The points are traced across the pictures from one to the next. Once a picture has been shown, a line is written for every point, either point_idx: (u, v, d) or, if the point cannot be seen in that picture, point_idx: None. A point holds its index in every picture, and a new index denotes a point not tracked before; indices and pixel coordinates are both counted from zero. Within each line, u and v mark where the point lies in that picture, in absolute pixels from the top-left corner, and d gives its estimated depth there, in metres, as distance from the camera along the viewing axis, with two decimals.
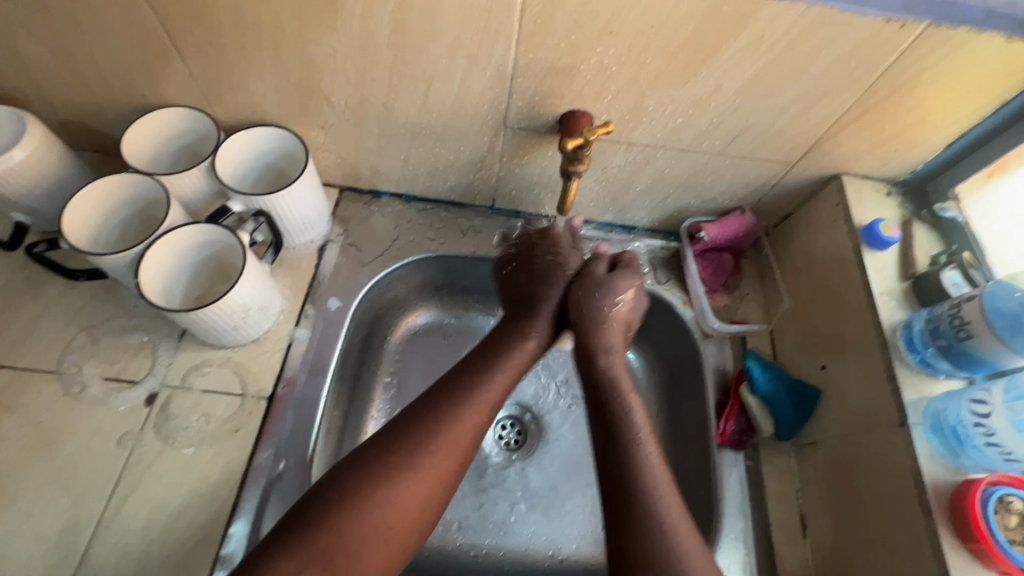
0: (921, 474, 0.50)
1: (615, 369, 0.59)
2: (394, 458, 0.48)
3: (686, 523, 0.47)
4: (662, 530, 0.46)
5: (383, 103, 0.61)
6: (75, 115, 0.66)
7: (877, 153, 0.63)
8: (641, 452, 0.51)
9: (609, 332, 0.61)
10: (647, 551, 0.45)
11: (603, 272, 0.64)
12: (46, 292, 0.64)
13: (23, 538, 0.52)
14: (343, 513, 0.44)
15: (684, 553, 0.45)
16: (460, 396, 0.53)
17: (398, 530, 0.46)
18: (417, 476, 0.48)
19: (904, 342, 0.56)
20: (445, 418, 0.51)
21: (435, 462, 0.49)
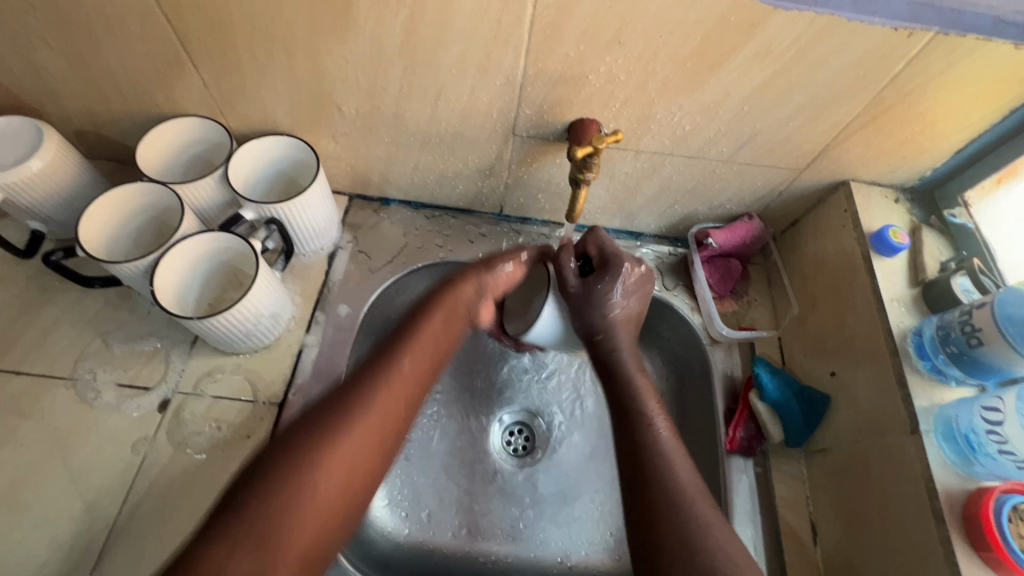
0: (933, 481, 0.50)
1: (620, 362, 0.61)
2: (320, 432, 0.49)
3: (723, 524, 0.48)
4: (697, 529, 0.47)
5: (393, 112, 0.62)
6: (90, 125, 0.67)
7: (886, 159, 0.63)
8: (670, 460, 0.52)
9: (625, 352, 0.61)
10: (683, 552, 0.46)
11: (578, 285, 0.62)
12: (61, 299, 0.65)
13: (39, 543, 0.53)
14: (270, 488, 0.44)
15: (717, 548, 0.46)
16: (377, 374, 0.54)
17: (321, 508, 0.46)
18: (335, 454, 0.48)
19: (915, 348, 0.56)
20: (363, 396, 0.52)
21: (353, 438, 0.49)
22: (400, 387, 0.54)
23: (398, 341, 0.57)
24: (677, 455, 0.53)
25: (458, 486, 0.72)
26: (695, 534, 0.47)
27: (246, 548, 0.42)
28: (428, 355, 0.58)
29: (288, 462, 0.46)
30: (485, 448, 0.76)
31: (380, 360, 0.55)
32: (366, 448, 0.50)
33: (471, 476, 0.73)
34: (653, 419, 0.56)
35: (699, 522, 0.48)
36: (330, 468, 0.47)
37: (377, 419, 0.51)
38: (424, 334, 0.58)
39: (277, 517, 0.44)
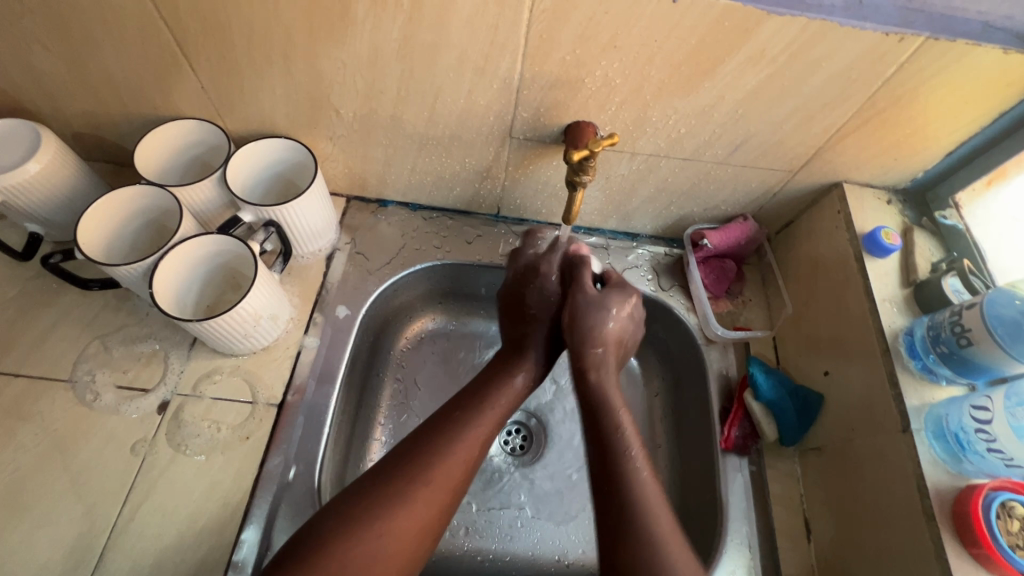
0: (924, 479, 0.50)
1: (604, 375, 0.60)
2: (415, 461, 0.51)
3: (667, 516, 0.49)
4: (645, 516, 0.49)
5: (391, 115, 0.62)
6: (88, 127, 0.67)
7: (878, 161, 0.64)
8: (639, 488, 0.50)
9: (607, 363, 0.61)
10: (638, 539, 0.47)
11: (596, 292, 0.63)
12: (59, 302, 0.65)
13: (40, 544, 0.53)
14: (365, 526, 0.46)
15: (668, 546, 0.47)
16: (465, 419, 0.55)
17: (399, 555, 0.47)
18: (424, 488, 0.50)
19: (906, 348, 0.57)
20: (462, 429, 0.54)
21: (445, 473, 0.51)
22: (483, 434, 0.55)
23: (481, 394, 0.59)
24: (639, 450, 0.54)
25: None
26: (644, 519, 0.48)
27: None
28: (506, 403, 0.59)
29: (384, 504, 0.48)
30: None
31: (465, 410, 0.56)
32: (450, 489, 0.51)
33: None
34: (619, 419, 0.56)
35: (652, 510, 0.49)
36: (414, 512, 0.48)
37: (467, 458, 0.53)
38: (506, 389, 0.60)
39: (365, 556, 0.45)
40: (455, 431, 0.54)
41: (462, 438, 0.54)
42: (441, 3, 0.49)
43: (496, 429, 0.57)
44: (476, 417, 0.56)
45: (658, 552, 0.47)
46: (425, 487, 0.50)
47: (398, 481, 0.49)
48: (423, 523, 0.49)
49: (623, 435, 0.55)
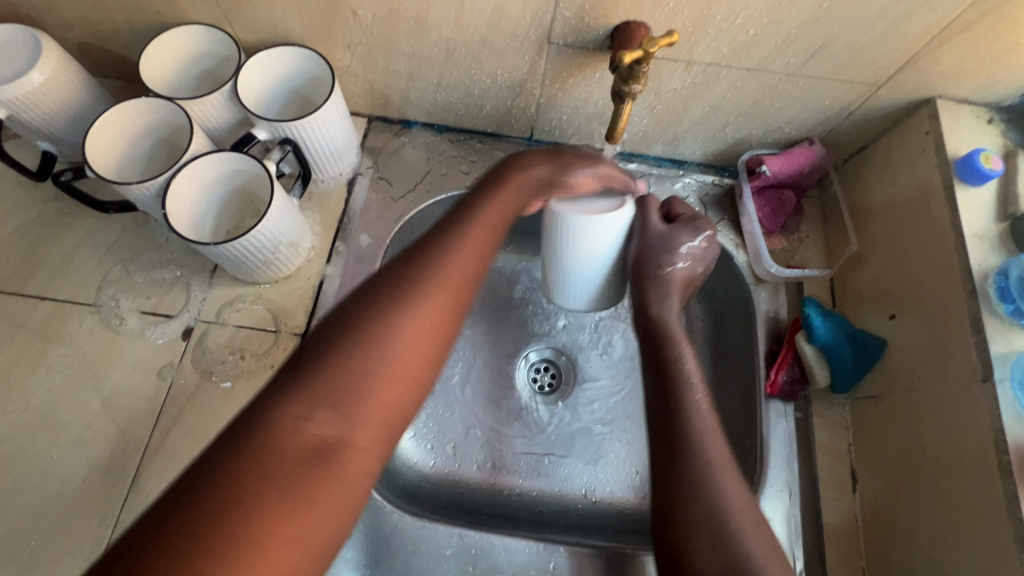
0: (1004, 433, 0.46)
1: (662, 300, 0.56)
2: (384, 292, 0.43)
3: (733, 470, 0.48)
4: (708, 462, 0.47)
5: (414, 17, 0.55)
6: (92, 37, 0.62)
7: (985, 70, 0.54)
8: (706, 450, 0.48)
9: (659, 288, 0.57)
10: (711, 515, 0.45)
11: (663, 226, 0.56)
12: (79, 225, 0.63)
13: (76, 461, 0.54)
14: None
15: (730, 491, 0.46)
16: (432, 259, 0.46)
17: (388, 391, 0.40)
18: (403, 318, 0.42)
19: (997, 291, 0.50)
20: (439, 256, 0.46)
21: (428, 296, 0.44)
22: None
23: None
24: (701, 394, 0.52)
25: (483, 421, 0.72)
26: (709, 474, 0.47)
27: (311, 417, 0.37)
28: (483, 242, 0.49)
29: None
30: (510, 384, 0.74)
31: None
32: (435, 314, 0.43)
33: (496, 411, 0.72)
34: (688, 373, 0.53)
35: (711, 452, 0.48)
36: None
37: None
38: (483, 216, 0.50)
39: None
40: (419, 262, 0.45)
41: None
42: None
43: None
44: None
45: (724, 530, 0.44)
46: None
47: (367, 315, 0.41)
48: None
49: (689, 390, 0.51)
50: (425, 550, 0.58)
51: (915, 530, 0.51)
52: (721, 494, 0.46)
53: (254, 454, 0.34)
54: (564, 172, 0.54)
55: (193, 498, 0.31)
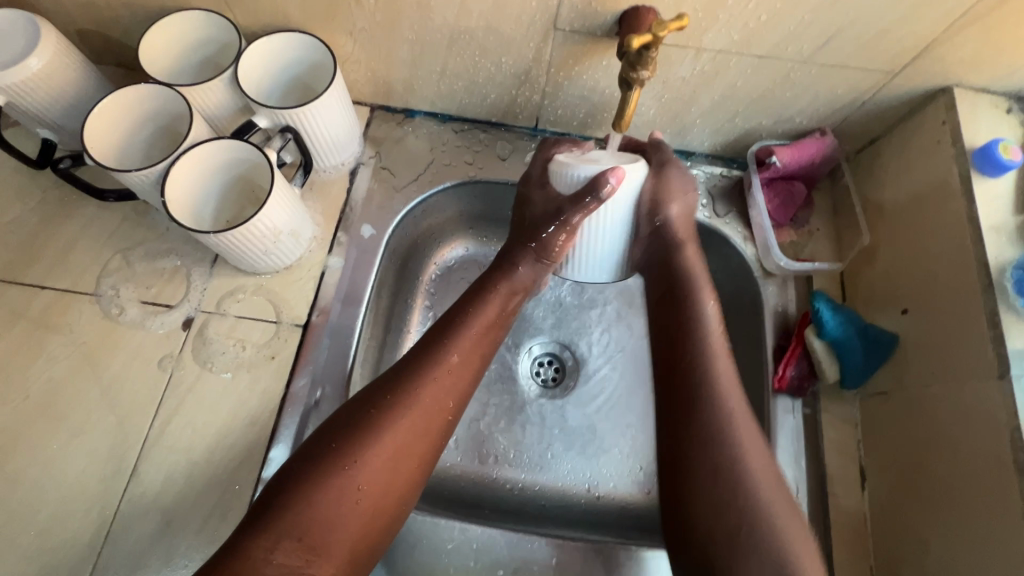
0: (1020, 432, 0.44)
1: (701, 318, 0.56)
2: (368, 423, 0.47)
3: (771, 473, 0.49)
4: (736, 450, 0.49)
5: (417, 2, 0.54)
6: (92, 22, 0.61)
7: (1005, 58, 0.52)
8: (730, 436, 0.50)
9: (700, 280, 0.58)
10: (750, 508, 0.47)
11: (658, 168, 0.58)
12: (79, 214, 0.63)
13: (75, 451, 0.54)
14: (325, 483, 0.45)
15: (765, 492, 0.48)
16: (424, 366, 0.51)
17: (365, 508, 0.45)
18: (381, 452, 0.47)
19: (1014, 286, 0.48)
20: (428, 371, 0.51)
21: (409, 426, 0.49)
22: (452, 378, 0.52)
23: (447, 332, 0.55)
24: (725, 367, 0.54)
25: (486, 415, 0.71)
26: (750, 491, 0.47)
27: (293, 539, 0.42)
28: (489, 328, 0.56)
29: (337, 463, 0.45)
30: (513, 377, 0.73)
31: (428, 352, 0.53)
32: (412, 455, 0.48)
33: (499, 405, 0.72)
34: (709, 351, 0.54)
35: (750, 471, 0.48)
36: (373, 466, 0.46)
37: (431, 402, 0.50)
38: (488, 307, 0.57)
39: (323, 515, 0.44)
40: (407, 385, 0.50)
41: (425, 384, 0.50)
42: None
43: (471, 370, 0.54)
44: (442, 356, 0.52)
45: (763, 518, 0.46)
46: (389, 443, 0.47)
47: (355, 438, 0.47)
48: (387, 476, 0.47)
49: (718, 382, 0.52)
50: (426, 544, 0.57)
51: (925, 530, 0.50)
52: (758, 505, 0.47)
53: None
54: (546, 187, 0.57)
55: (241, 546, 0.41)
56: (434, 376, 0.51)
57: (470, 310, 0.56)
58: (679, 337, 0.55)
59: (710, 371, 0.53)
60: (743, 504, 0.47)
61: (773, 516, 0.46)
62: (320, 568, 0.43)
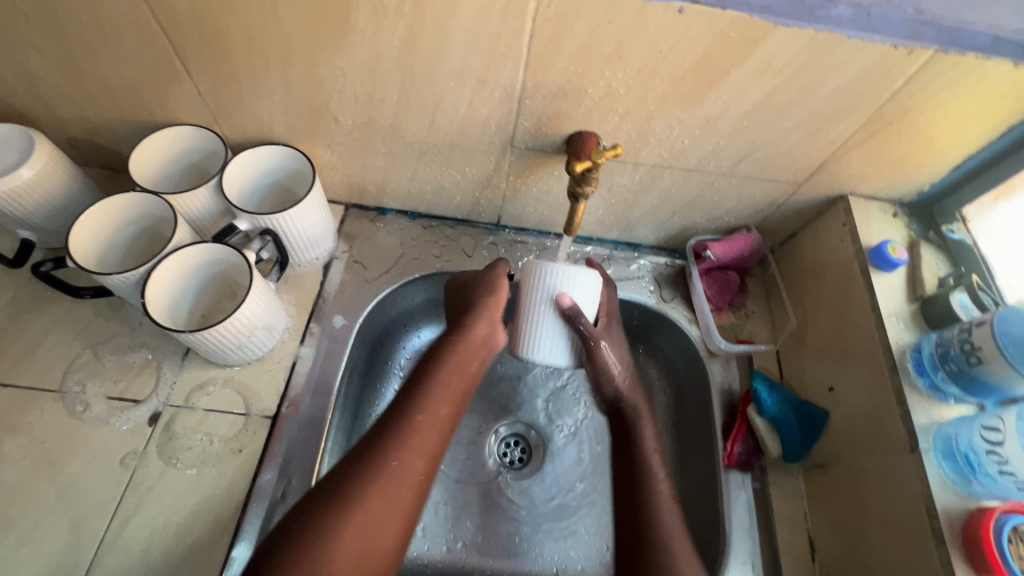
0: (933, 501, 0.49)
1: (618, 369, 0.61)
2: (339, 491, 0.47)
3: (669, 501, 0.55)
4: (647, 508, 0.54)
5: (390, 123, 0.61)
6: (83, 133, 0.66)
7: (883, 174, 0.63)
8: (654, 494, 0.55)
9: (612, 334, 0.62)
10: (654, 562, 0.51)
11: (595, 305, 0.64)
12: (50, 310, 0.64)
13: (22, 561, 0.51)
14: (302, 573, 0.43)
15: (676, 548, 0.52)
16: (394, 431, 0.51)
17: None
18: (351, 522, 0.46)
19: (914, 365, 0.56)
20: (397, 435, 0.51)
21: (380, 490, 0.48)
22: (416, 441, 0.52)
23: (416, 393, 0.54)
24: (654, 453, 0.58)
25: (454, 500, 0.72)
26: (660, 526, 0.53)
27: None
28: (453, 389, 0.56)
29: (308, 541, 0.44)
30: (480, 459, 0.75)
31: (396, 417, 0.53)
32: (387, 523, 0.48)
33: (467, 488, 0.73)
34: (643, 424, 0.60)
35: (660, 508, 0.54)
36: (347, 539, 0.45)
37: (414, 463, 0.51)
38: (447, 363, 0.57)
39: None
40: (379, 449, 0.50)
41: (395, 451, 0.50)
42: (441, 12, 0.48)
43: (439, 430, 0.54)
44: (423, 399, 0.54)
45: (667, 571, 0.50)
46: (371, 519, 0.47)
47: (328, 510, 0.46)
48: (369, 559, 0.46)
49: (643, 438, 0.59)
50: None
51: None
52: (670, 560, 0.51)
53: None
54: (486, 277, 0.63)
55: None
56: (399, 441, 0.51)
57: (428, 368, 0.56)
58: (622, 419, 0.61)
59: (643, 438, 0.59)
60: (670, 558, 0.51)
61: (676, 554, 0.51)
62: None
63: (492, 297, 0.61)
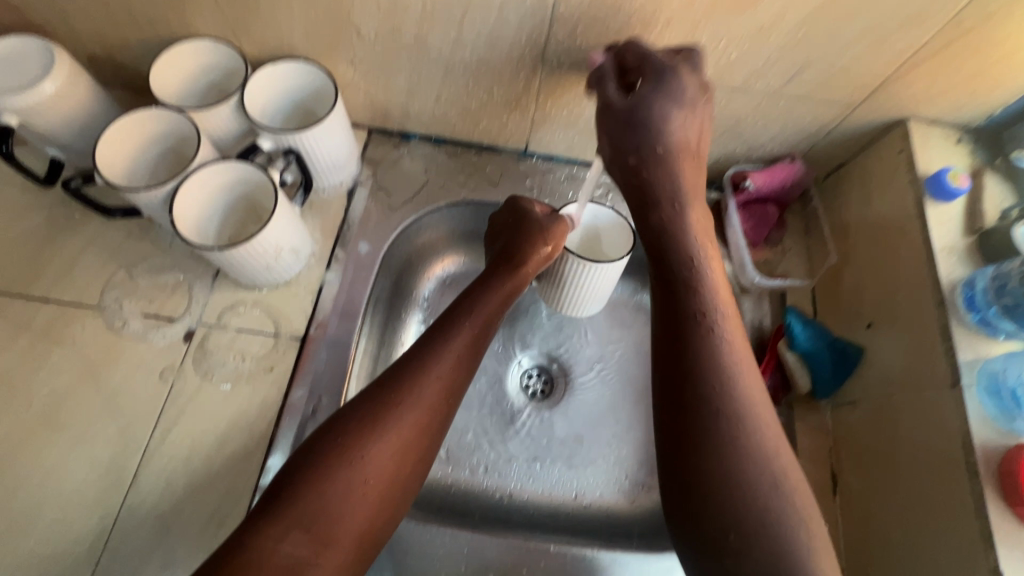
0: (971, 436, 0.48)
1: (681, 226, 0.51)
2: (372, 411, 0.48)
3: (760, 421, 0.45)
4: (733, 427, 0.44)
5: (415, 35, 0.58)
6: (102, 49, 0.64)
7: (951, 95, 0.57)
8: (727, 405, 0.44)
9: (690, 184, 0.52)
10: (728, 487, 0.42)
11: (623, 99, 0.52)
12: (84, 230, 0.65)
13: (76, 460, 0.55)
14: (298, 509, 0.43)
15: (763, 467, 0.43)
16: (428, 357, 0.52)
17: (376, 487, 0.46)
18: (383, 441, 0.47)
19: (964, 301, 0.53)
20: (430, 357, 0.52)
21: (409, 414, 0.49)
22: (452, 368, 0.53)
23: (448, 323, 0.55)
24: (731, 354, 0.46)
25: (475, 426, 0.73)
26: (747, 451, 0.43)
27: (300, 531, 0.42)
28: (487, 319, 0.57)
29: (343, 455, 0.46)
30: (503, 389, 0.76)
31: (427, 343, 0.53)
32: (411, 442, 0.49)
33: (488, 416, 0.74)
34: (711, 316, 0.48)
35: (746, 431, 0.44)
36: (378, 459, 0.47)
37: (416, 421, 0.49)
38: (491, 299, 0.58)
39: (332, 508, 0.44)
40: (410, 377, 0.51)
41: (427, 376, 0.51)
42: None
43: (473, 354, 0.55)
44: (440, 355, 0.53)
45: (749, 495, 0.42)
46: (350, 493, 0.45)
47: (361, 429, 0.47)
48: (350, 528, 0.44)
49: (714, 336, 0.47)
50: (418, 549, 0.58)
51: (891, 533, 0.53)
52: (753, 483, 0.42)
53: (255, 560, 0.41)
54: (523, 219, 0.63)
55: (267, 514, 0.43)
56: (431, 369, 0.51)
57: (475, 295, 0.58)
58: (679, 308, 0.48)
59: (717, 339, 0.47)
60: (757, 494, 0.42)
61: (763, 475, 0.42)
62: (327, 560, 0.43)
63: (546, 236, 0.61)
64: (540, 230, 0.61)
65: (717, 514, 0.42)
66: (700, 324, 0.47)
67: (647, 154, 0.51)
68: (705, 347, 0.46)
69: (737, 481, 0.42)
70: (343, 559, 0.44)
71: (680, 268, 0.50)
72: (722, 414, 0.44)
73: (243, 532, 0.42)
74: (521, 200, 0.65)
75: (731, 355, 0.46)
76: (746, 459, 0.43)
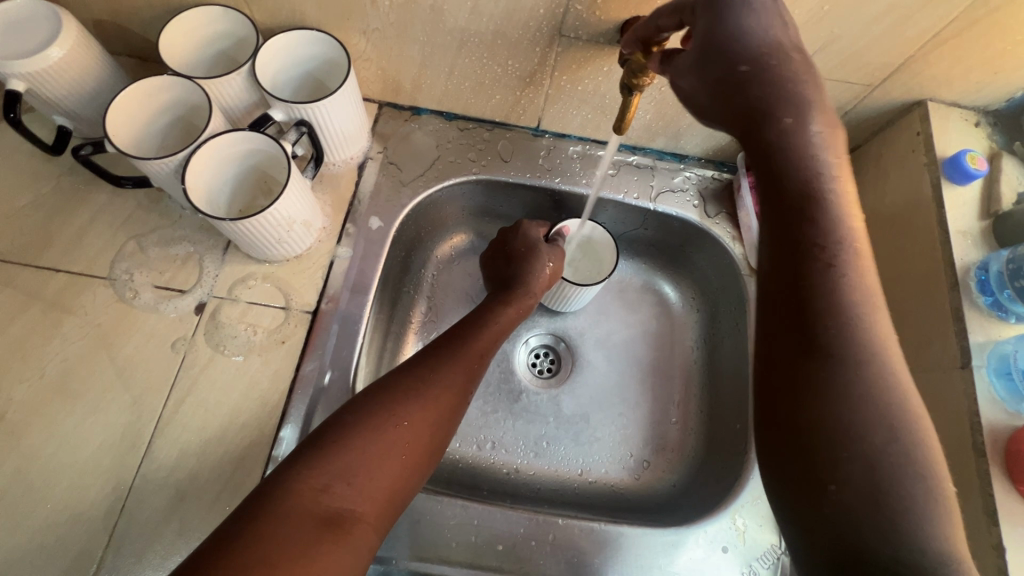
0: (978, 416, 0.49)
1: (801, 139, 0.39)
2: (410, 376, 0.51)
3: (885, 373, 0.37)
4: (858, 380, 0.36)
5: (430, 6, 0.56)
6: (108, 14, 0.63)
7: (973, 76, 0.57)
8: (850, 354, 0.37)
9: (807, 87, 0.40)
10: (845, 446, 0.35)
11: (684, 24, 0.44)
12: (93, 200, 0.64)
13: (90, 429, 0.55)
14: (337, 459, 0.43)
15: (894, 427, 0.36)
16: (462, 338, 0.56)
17: (411, 446, 0.47)
18: (421, 402, 0.49)
19: (977, 284, 0.53)
20: (463, 338, 0.56)
21: (446, 379, 0.52)
22: (483, 346, 0.57)
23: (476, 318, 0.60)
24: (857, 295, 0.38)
25: (483, 403, 0.74)
26: (871, 408, 0.36)
27: (342, 483, 0.42)
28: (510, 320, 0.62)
29: (384, 412, 0.47)
30: (510, 367, 0.76)
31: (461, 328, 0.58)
32: (446, 406, 0.51)
33: (495, 394, 0.74)
34: (835, 243, 0.38)
35: (872, 381, 0.36)
36: (415, 418, 0.48)
37: (450, 385, 0.52)
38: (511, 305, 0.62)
39: (376, 462, 0.44)
40: (447, 350, 0.54)
41: (460, 350, 0.55)
42: None
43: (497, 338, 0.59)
44: (473, 337, 0.57)
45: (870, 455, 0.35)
46: (391, 447, 0.46)
47: (401, 391, 0.49)
48: (387, 485, 0.44)
49: (835, 273, 0.38)
50: (426, 518, 0.58)
51: None
52: (878, 444, 0.35)
53: (296, 500, 0.40)
54: (530, 239, 0.68)
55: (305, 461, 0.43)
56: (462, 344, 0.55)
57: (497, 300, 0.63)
58: (794, 240, 0.38)
59: (838, 274, 0.38)
60: (883, 459, 0.35)
61: (891, 435, 0.35)
62: (363, 511, 0.42)
63: (548, 254, 0.67)
64: (540, 250, 0.67)
65: (823, 470, 0.36)
66: (819, 259, 0.38)
67: (742, 70, 0.40)
68: (827, 285, 0.37)
69: (860, 433, 0.35)
70: (376, 512, 0.43)
71: (797, 193, 0.39)
72: (841, 359, 0.37)
73: (281, 476, 0.42)
74: (527, 224, 0.69)
75: (856, 294, 0.37)
76: (872, 416, 0.36)
